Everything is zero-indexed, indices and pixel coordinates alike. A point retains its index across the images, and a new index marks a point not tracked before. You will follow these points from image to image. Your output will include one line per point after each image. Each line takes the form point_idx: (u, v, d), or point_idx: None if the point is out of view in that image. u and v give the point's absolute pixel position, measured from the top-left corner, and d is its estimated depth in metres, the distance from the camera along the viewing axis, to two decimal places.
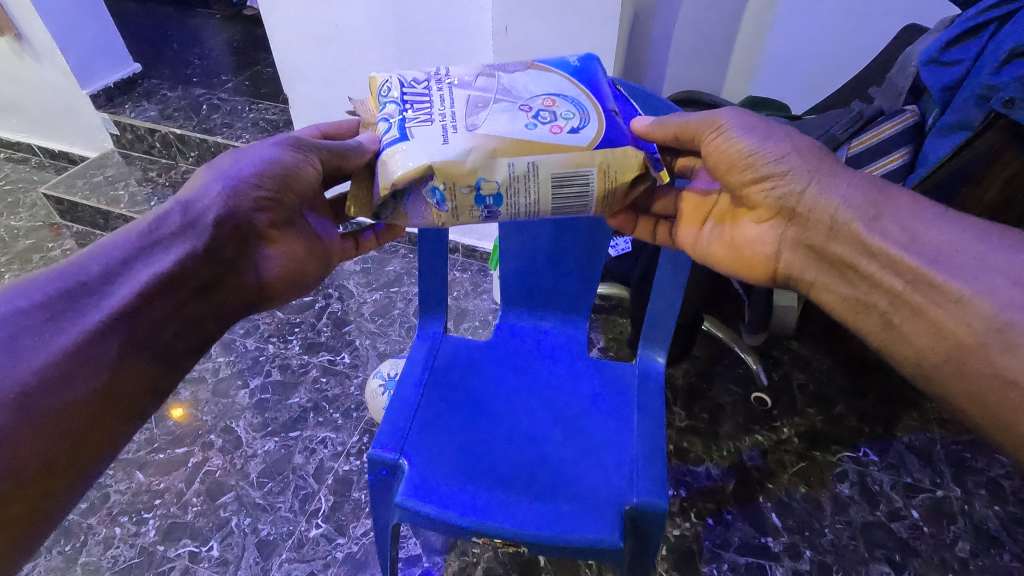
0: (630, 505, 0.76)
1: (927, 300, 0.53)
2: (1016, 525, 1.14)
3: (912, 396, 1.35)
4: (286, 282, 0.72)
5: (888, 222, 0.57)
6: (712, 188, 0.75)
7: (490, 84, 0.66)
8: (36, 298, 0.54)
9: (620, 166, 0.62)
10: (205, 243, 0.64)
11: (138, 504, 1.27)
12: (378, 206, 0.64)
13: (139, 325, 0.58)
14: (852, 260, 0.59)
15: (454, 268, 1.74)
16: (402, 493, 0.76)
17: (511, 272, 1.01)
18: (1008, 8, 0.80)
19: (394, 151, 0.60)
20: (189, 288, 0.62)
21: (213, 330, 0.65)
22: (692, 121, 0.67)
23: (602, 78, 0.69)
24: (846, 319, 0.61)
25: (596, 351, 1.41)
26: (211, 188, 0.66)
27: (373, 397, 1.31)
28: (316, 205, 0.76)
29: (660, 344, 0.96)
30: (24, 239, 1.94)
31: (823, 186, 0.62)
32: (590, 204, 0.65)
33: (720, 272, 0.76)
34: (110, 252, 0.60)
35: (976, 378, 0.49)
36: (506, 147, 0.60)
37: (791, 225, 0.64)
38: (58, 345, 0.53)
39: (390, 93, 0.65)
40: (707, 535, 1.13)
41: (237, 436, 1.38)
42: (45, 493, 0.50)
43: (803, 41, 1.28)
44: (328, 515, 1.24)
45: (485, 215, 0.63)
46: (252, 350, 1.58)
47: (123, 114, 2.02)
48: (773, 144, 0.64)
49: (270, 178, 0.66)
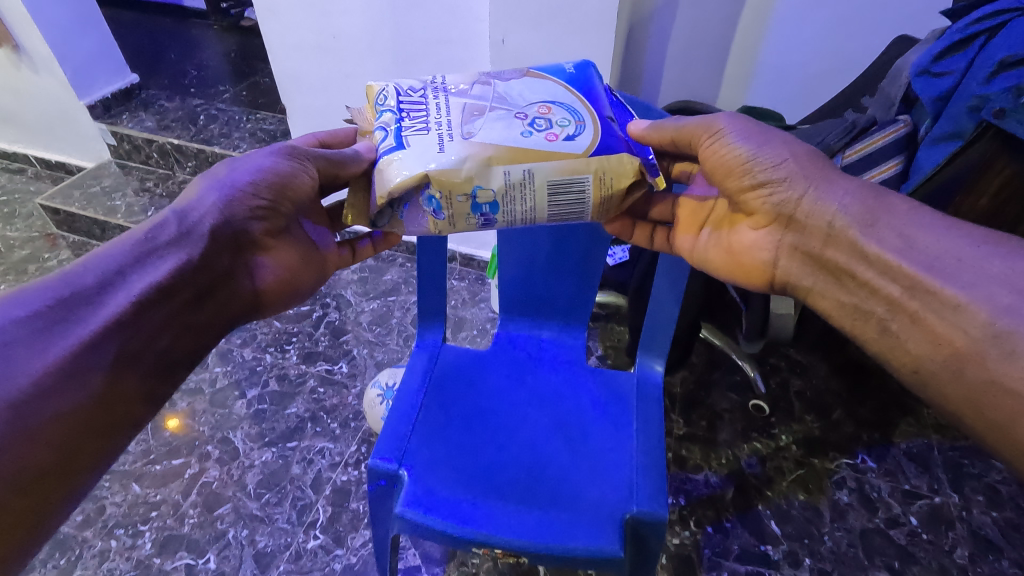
0: (630, 514, 0.76)
1: (924, 306, 0.53)
2: (1014, 531, 1.14)
3: (909, 402, 1.36)
4: (282, 292, 0.73)
5: (884, 228, 0.59)
6: (709, 194, 0.78)
7: (486, 92, 0.67)
8: (33, 307, 0.54)
9: (616, 173, 0.63)
10: (200, 252, 0.65)
11: (134, 516, 1.26)
12: (376, 215, 0.65)
13: (135, 333, 0.58)
14: (849, 267, 0.60)
15: (452, 276, 1.74)
16: (402, 504, 0.75)
17: (510, 280, 1.01)
18: (998, 20, 0.82)
19: (390, 159, 0.61)
20: (181, 299, 0.63)
21: (206, 339, 0.66)
22: (690, 125, 0.69)
23: (597, 84, 0.70)
24: (845, 325, 0.62)
25: (594, 359, 1.41)
26: (206, 199, 0.68)
27: (371, 407, 1.31)
28: (313, 213, 0.77)
29: (658, 353, 0.96)
30: (21, 250, 1.93)
31: (820, 193, 0.64)
32: (586, 210, 0.66)
33: (717, 277, 0.78)
34: (106, 261, 0.60)
35: (972, 385, 0.49)
36: (502, 155, 0.61)
37: (788, 231, 0.67)
38: (52, 354, 0.52)
39: (387, 101, 0.66)
40: (707, 543, 1.13)
41: (234, 446, 1.38)
42: (40, 501, 0.49)
43: (795, 52, 1.30)
44: (326, 525, 1.23)
45: (481, 223, 0.64)
46: (250, 360, 1.58)
47: (120, 124, 2.03)
48: (772, 151, 0.66)
49: (266, 187, 0.69)
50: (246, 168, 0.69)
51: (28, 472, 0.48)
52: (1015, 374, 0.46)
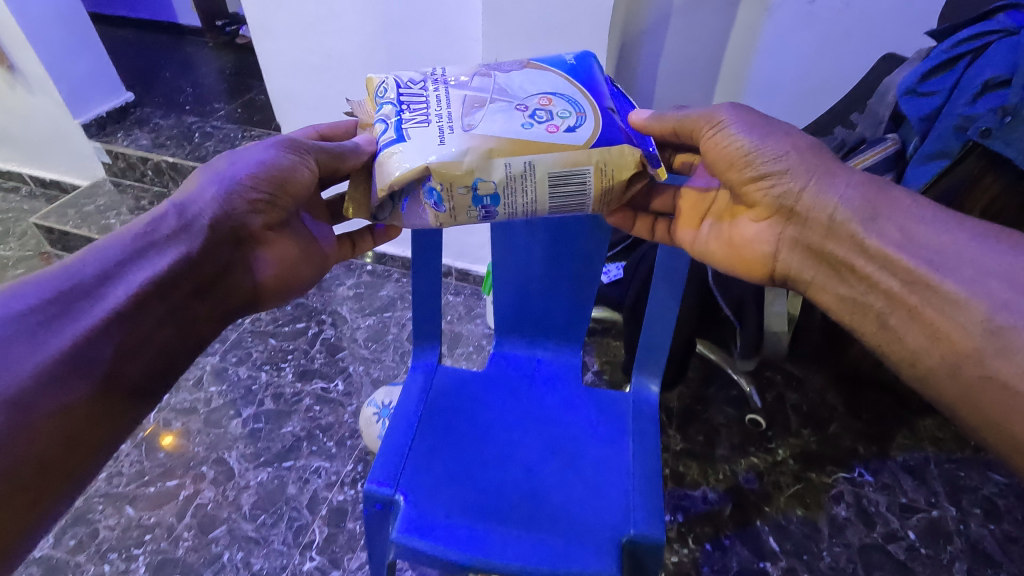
0: (627, 536, 0.76)
1: (924, 301, 0.54)
2: (1011, 544, 1.14)
3: (905, 415, 1.36)
4: (281, 285, 0.74)
5: (885, 222, 0.59)
6: (710, 186, 0.77)
7: (486, 84, 0.67)
8: (33, 301, 0.54)
9: (617, 165, 0.63)
10: (199, 245, 0.66)
11: (128, 539, 1.24)
12: (376, 207, 0.67)
13: (135, 326, 0.58)
14: (850, 260, 0.60)
15: (447, 292, 1.74)
16: (398, 529, 0.75)
17: (505, 300, 1.02)
18: (980, 42, 0.83)
19: (391, 151, 0.62)
20: (180, 292, 0.63)
21: (206, 332, 0.66)
22: (691, 116, 0.69)
23: (598, 75, 0.70)
24: (844, 319, 0.62)
25: (591, 375, 1.41)
26: (205, 191, 0.69)
27: (367, 425, 1.30)
28: (312, 207, 0.79)
29: (654, 371, 0.96)
30: (14, 269, 1.92)
31: (821, 185, 0.64)
32: (587, 203, 0.66)
33: (718, 270, 0.77)
34: (106, 255, 0.60)
35: (968, 381, 0.50)
36: (503, 147, 0.61)
37: (789, 224, 0.66)
38: (52, 347, 0.52)
39: (387, 94, 0.67)
40: (706, 560, 1.13)
41: (229, 467, 1.37)
42: (42, 495, 0.49)
43: (786, 67, 1.30)
44: (322, 547, 1.22)
45: (483, 215, 0.64)
46: (245, 378, 1.57)
47: (115, 143, 2.02)
48: (776, 143, 0.65)
49: (265, 179, 0.69)
50: (245, 161, 0.70)
51: (28, 465, 0.48)
52: (1012, 371, 0.47)
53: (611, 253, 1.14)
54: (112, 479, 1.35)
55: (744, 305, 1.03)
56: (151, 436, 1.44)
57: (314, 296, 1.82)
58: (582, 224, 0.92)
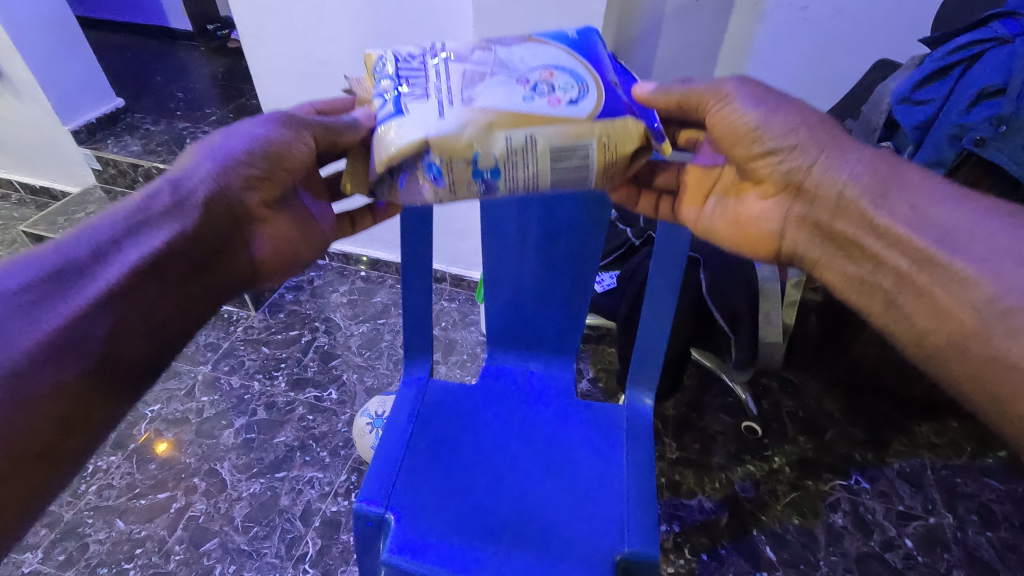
0: (621, 555, 0.75)
1: (934, 280, 0.51)
2: (1008, 551, 1.14)
3: (902, 421, 1.35)
4: (280, 264, 0.67)
5: (896, 200, 0.56)
6: (716, 163, 0.72)
7: (486, 58, 0.64)
8: (23, 279, 0.50)
9: (620, 137, 0.59)
10: (194, 222, 0.59)
11: (118, 554, 1.22)
12: (374, 183, 0.63)
13: (128, 307, 0.54)
14: (859, 239, 0.57)
15: (441, 298, 1.72)
16: (388, 549, 0.74)
17: (496, 313, 1.00)
18: (974, 50, 0.83)
19: (388, 126, 0.59)
20: (177, 271, 0.58)
21: (205, 313, 0.61)
22: (696, 90, 0.65)
23: (601, 50, 0.66)
24: (850, 298, 0.60)
25: (586, 382, 1.40)
26: (201, 164, 0.62)
27: (361, 436, 1.29)
28: (312, 184, 0.71)
29: (647, 385, 0.95)
30: None
31: (832, 161, 0.59)
32: (590, 178, 0.62)
33: (722, 248, 0.73)
34: (98, 231, 0.55)
35: (976, 360, 0.49)
36: (503, 119, 0.57)
37: (798, 201, 0.62)
38: (43, 329, 0.49)
39: (386, 69, 0.64)
40: (702, 571, 1.12)
41: (221, 478, 1.35)
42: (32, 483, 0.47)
43: (780, 77, 1.31)
44: (316, 559, 1.21)
45: (485, 190, 0.60)
46: (238, 388, 1.55)
47: (105, 149, 2.00)
48: (786, 113, 0.61)
49: (262, 155, 0.62)
50: (239, 135, 0.62)
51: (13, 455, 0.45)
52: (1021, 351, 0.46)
53: (604, 262, 1.13)
54: (103, 492, 1.33)
55: (738, 315, 1.03)
56: (143, 446, 1.42)
57: (308, 304, 1.80)
58: (574, 238, 0.91)
